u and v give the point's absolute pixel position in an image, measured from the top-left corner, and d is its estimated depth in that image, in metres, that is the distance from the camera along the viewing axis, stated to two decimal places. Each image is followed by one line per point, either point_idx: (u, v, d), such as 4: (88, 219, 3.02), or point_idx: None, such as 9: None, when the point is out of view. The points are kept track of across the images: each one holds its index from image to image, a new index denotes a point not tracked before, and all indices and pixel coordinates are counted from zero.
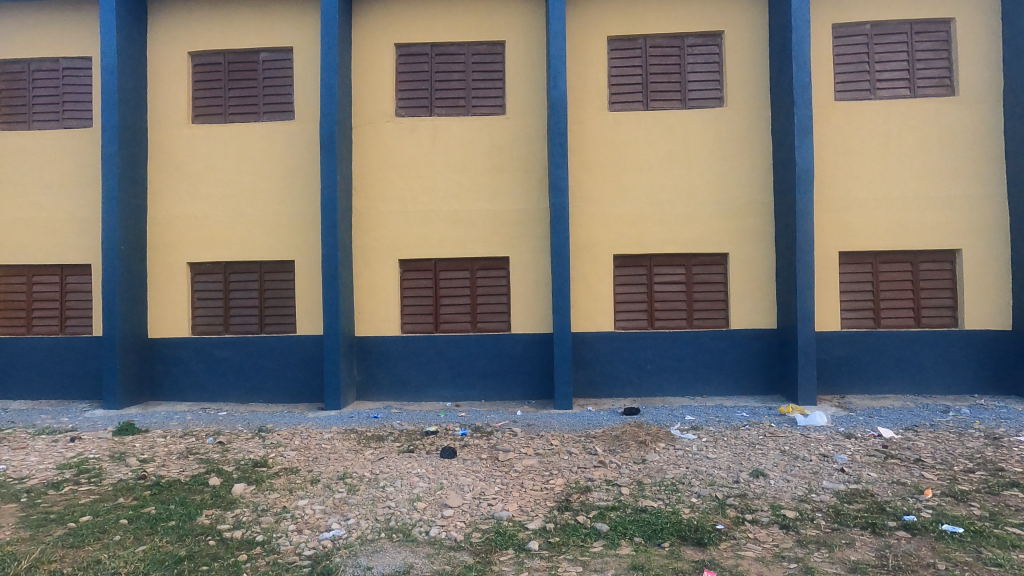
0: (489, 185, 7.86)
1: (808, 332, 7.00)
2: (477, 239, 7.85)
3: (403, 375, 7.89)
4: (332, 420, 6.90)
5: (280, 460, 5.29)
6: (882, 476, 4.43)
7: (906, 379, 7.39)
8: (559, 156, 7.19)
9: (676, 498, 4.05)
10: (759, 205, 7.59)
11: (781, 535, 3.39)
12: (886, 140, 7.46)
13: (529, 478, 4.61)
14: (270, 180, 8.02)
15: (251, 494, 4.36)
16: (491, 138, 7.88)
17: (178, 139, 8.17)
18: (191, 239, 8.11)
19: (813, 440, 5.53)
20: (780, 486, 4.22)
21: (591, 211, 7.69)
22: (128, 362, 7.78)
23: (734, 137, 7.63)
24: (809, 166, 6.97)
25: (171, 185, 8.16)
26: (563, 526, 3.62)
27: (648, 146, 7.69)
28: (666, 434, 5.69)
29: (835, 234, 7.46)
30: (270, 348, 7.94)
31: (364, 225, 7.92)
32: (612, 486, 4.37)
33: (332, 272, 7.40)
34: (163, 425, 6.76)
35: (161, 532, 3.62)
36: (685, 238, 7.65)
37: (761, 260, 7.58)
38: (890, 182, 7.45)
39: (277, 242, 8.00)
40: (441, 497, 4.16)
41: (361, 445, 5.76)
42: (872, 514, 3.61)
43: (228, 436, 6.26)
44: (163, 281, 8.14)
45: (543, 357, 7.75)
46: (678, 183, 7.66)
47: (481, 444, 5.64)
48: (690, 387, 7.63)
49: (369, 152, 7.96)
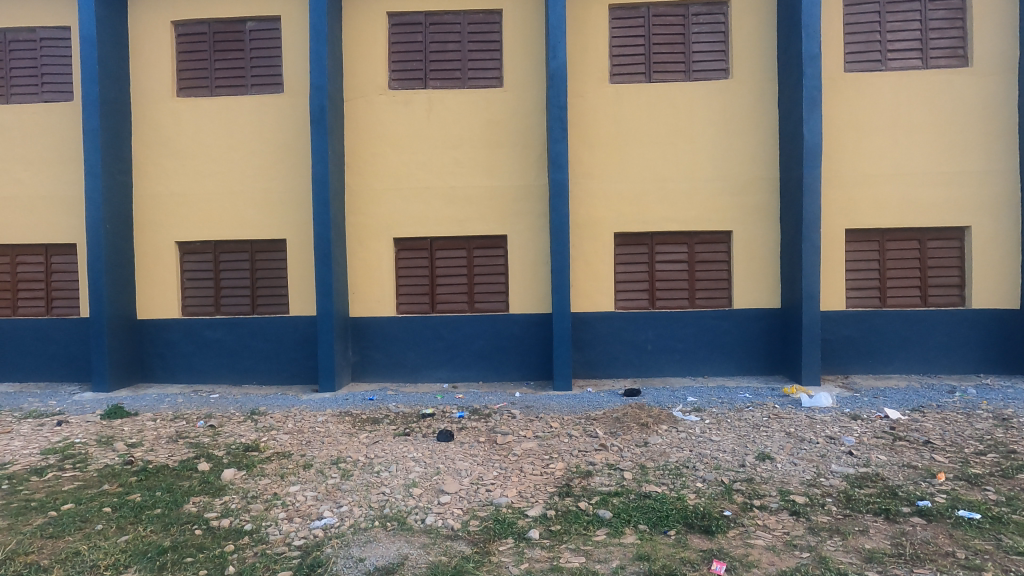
0: (486, 161, 7.60)
1: (813, 311, 6.84)
2: (474, 216, 7.63)
3: (399, 356, 7.73)
4: (326, 402, 6.76)
5: (272, 444, 5.15)
6: (892, 459, 4.30)
7: (911, 359, 7.27)
8: (558, 130, 6.93)
9: (681, 483, 3.92)
10: (764, 180, 7.37)
11: (792, 522, 3.25)
12: (896, 113, 7.22)
13: (528, 462, 4.48)
14: (259, 156, 7.75)
15: (241, 480, 4.22)
16: (488, 113, 7.60)
17: (163, 114, 7.87)
18: (180, 217, 7.86)
19: (819, 421, 5.41)
20: (787, 470, 4.09)
21: (592, 188, 7.46)
22: (116, 344, 7.59)
23: (739, 111, 7.38)
24: (817, 140, 6.73)
25: (158, 161, 7.89)
26: (565, 513, 3.48)
27: (650, 121, 7.43)
28: (668, 416, 5.57)
29: (841, 211, 7.27)
30: (262, 330, 7.75)
31: (357, 202, 7.68)
32: (614, 470, 4.24)
33: (325, 251, 7.19)
34: (153, 408, 6.61)
35: (146, 521, 3.47)
36: (688, 215, 7.43)
37: (765, 238, 7.39)
38: (899, 156, 7.23)
39: (268, 221, 7.76)
40: (438, 483, 4.03)
41: (356, 428, 5.62)
42: (885, 499, 3.48)
43: (221, 419, 6.11)
44: (151, 261, 7.91)
45: (542, 338, 7.59)
46: (681, 159, 7.41)
47: (480, 427, 5.50)
48: (692, 367, 7.49)
49: (362, 127, 7.68)
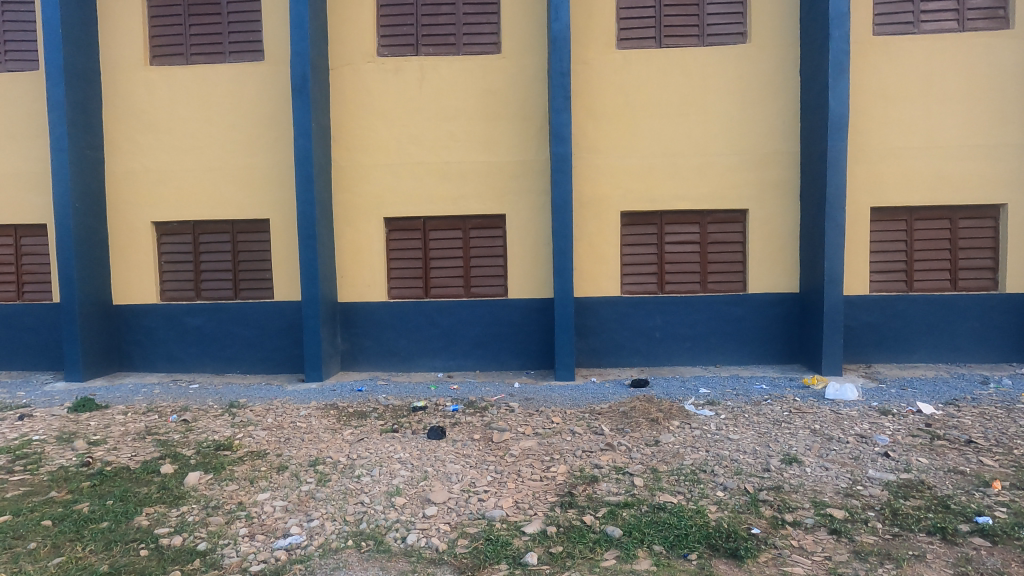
0: (483, 135, 7.05)
1: (836, 296, 6.34)
2: (469, 194, 7.10)
3: (391, 343, 7.27)
4: (312, 394, 6.31)
5: (247, 442, 4.71)
6: (935, 463, 3.83)
7: (939, 347, 6.77)
8: (561, 100, 6.38)
9: (699, 492, 3.44)
10: (783, 154, 6.81)
11: (833, 543, 2.80)
12: (928, 80, 6.63)
13: (526, 465, 4.02)
14: (239, 130, 7.21)
15: (206, 486, 3.79)
16: (485, 82, 7.04)
17: (135, 84, 7.32)
18: (156, 196, 7.35)
19: (846, 417, 4.93)
20: (818, 476, 3.63)
21: (597, 163, 6.91)
22: (90, 332, 7.14)
23: (757, 79, 6.80)
24: (843, 109, 6.16)
25: (131, 136, 7.35)
26: (567, 531, 3.03)
27: (661, 91, 6.86)
28: (680, 411, 5.13)
29: (867, 188, 6.72)
30: (245, 316, 7.29)
31: (345, 180, 7.16)
32: (623, 476, 3.77)
33: (310, 231, 6.68)
34: (126, 400, 6.17)
35: (86, 539, 3.04)
36: (700, 192, 6.88)
37: (783, 216, 6.86)
38: (931, 128, 6.66)
39: (249, 200, 7.24)
40: (424, 491, 3.58)
41: (341, 424, 5.17)
42: (938, 515, 3.03)
43: (196, 412, 5.66)
44: (126, 243, 7.42)
45: (542, 324, 7.12)
46: (693, 131, 6.86)
47: (475, 423, 5.05)
48: (702, 356, 7.02)
49: (349, 97, 7.13)
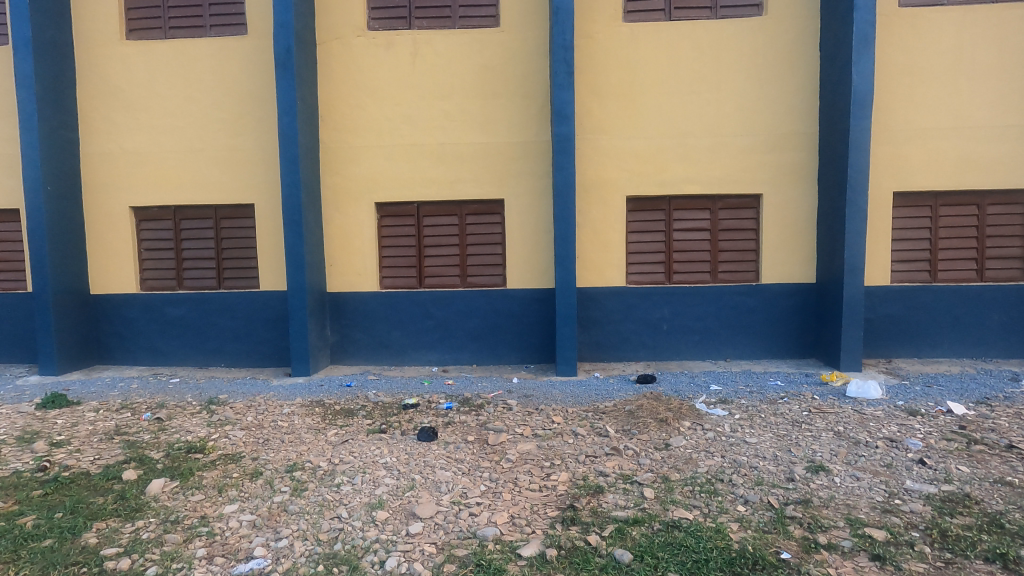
0: (481, 114, 6.63)
1: (856, 287, 5.93)
2: (466, 178, 6.68)
3: (383, 336, 6.89)
4: (297, 390, 5.93)
5: (222, 444, 4.34)
6: (978, 472, 3.45)
7: (963, 341, 6.38)
8: (563, 75, 5.94)
9: (718, 507, 3.06)
10: (801, 135, 6.38)
11: (877, 573, 2.45)
12: (958, 55, 6.18)
13: (524, 472, 3.64)
14: (221, 109, 6.78)
15: (169, 495, 3.43)
16: (482, 58, 6.59)
17: (111, 60, 6.88)
18: (134, 179, 6.94)
19: (872, 418, 4.54)
20: (849, 487, 3.25)
21: (602, 145, 6.48)
22: (66, 323, 6.76)
23: (774, 54, 6.35)
24: (867, 86, 5.72)
25: (107, 115, 6.93)
26: (570, 555, 2.67)
27: (670, 67, 6.41)
28: (690, 411, 4.77)
29: (890, 171, 6.29)
30: (229, 307, 6.91)
31: (334, 162, 6.74)
32: (631, 486, 3.39)
33: (295, 216, 6.27)
34: (99, 396, 5.80)
35: (22, 562, 2.69)
36: (712, 175, 6.46)
37: (799, 202, 6.44)
38: (960, 106, 6.22)
39: (233, 183, 6.83)
40: (410, 503, 3.22)
41: (325, 423, 4.81)
42: (994, 537, 2.66)
43: (171, 410, 5.30)
44: (103, 229, 7.02)
45: (543, 316, 6.73)
46: (704, 111, 6.42)
47: (469, 422, 4.68)
48: (712, 349, 6.64)
49: (338, 74, 6.69)
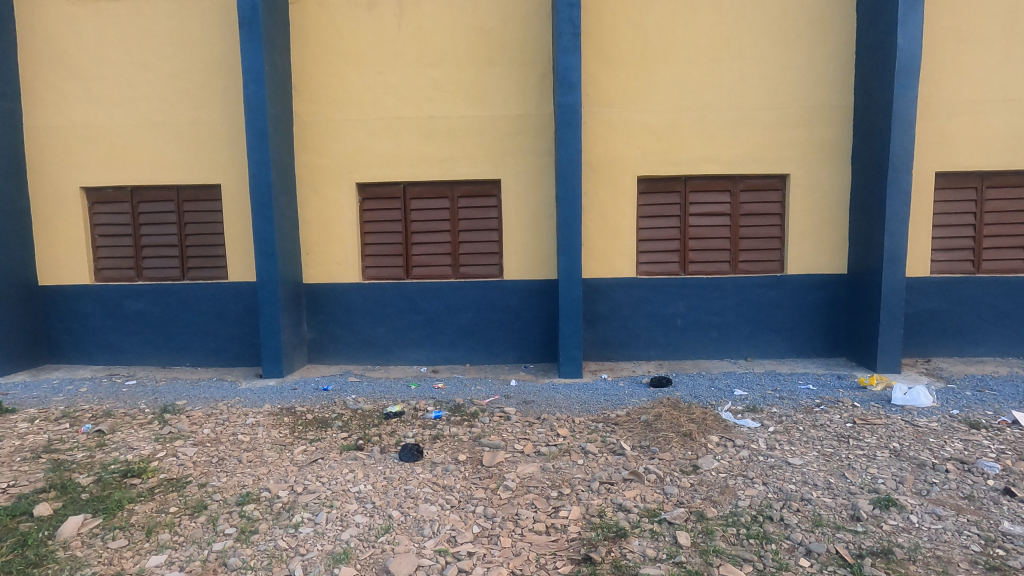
0: (474, 85, 5.89)
1: (897, 279, 5.28)
2: (458, 155, 5.96)
3: (366, 331, 6.20)
4: (267, 395, 5.22)
5: (168, 465, 3.65)
6: None
7: (1008, 337, 5.76)
8: (568, 38, 5.20)
9: (775, 562, 2.43)
10: (833, 108, 5.69)
11: None
12: (1012, 18, 5.48)
13: (526, 506, 2.97)
14: (182, 77, 6.01)
15: (84, 540, 2.75)
16: (476, 20, 5.84)
17: (56, 21, 6.09)
18: (85, 155, 6.18)
19: (929, 432, 3.90)
20: (933, 531, 2.62)
21: (610, 119, 5.76)
22: (9, 317, 6.03)
23: (805, 16, 5.64)
24: (915, 50, 5.02)
25: (54, 84, 6.15)
26: None
27: (689, 31, 5.69)
28: (717, 421, 4.11)
29: (933, 149, 5.62)
30: (194, 300, 6.19)
31: (310, 138, 6.00)
32: (660, 528, 2.73)
33: (264, 198, 5.53)
34: (39, 403, 5.08)
35: None
36: (733, 153, 5.76)
37: (830, 182, 5.76)
38: (1013, 76, 5.53)
39: (196, 161, 6.08)
40: (383, 555, 2.57)
41: (294, 437, 4.13)
42: None
43: (118, 420, 4.59)
44: (52, 212, 6.26)
45: (544, 310, 6.05)
46: (726, 81, 5.72)
47: (460, 437, 4.00)
48: (731, 347, 6.00)
49: (313, 38, 5.93)
